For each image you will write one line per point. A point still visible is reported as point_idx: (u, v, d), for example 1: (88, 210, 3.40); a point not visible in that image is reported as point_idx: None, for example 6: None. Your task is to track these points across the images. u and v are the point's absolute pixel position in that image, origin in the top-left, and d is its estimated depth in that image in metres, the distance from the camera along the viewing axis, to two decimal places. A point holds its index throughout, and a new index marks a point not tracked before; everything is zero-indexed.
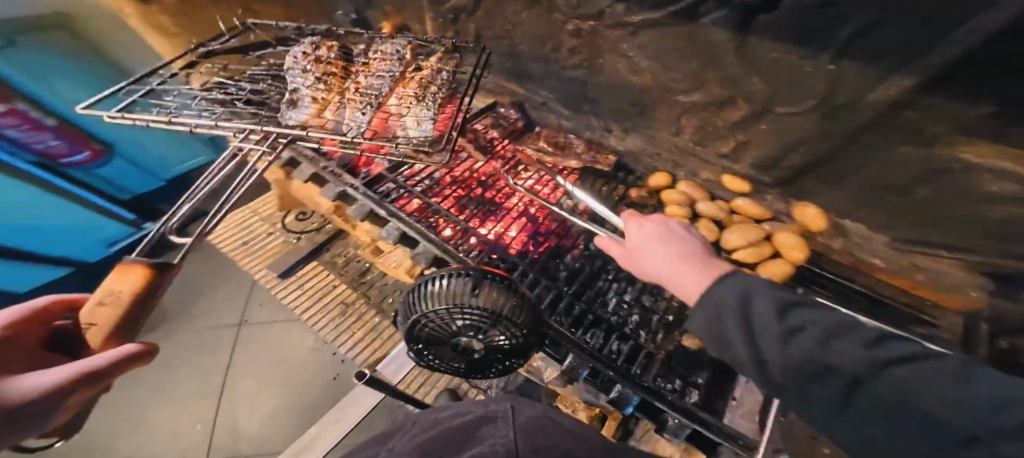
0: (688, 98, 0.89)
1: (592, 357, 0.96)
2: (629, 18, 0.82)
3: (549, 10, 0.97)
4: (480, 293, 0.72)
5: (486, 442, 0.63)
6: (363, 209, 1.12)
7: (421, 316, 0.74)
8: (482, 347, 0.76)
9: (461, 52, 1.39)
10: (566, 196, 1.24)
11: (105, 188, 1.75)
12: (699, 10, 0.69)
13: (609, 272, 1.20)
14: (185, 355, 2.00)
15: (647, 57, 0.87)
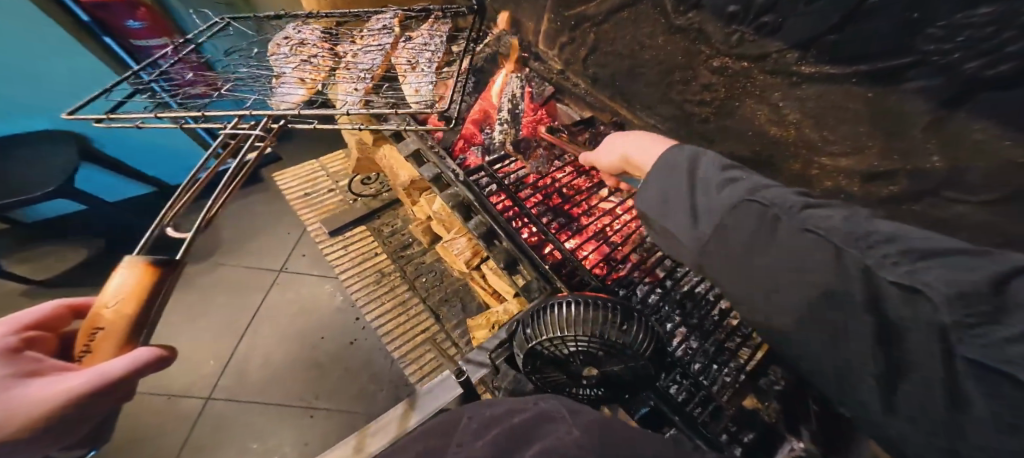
0: (834, 161, 0.83)
1: (659, 398, 0.87)
2: (799, 67, 0.77)
3: (696, 40, 0.94)
4: (630, 331, 0.70)
5: (551, 436, 0.52)
6: (456, 197, 1.15)
7: (555, 333, 0.71)
8: (595, 374, 0.73)
9: (569, 60, 1.40)
10: (648, 227, 1.20)
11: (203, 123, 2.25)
12: (902, 76, 0.64)
13: (686, 315, 1.08)
14: (219, 290, 2.06)
15: (802, 111, 0.83)
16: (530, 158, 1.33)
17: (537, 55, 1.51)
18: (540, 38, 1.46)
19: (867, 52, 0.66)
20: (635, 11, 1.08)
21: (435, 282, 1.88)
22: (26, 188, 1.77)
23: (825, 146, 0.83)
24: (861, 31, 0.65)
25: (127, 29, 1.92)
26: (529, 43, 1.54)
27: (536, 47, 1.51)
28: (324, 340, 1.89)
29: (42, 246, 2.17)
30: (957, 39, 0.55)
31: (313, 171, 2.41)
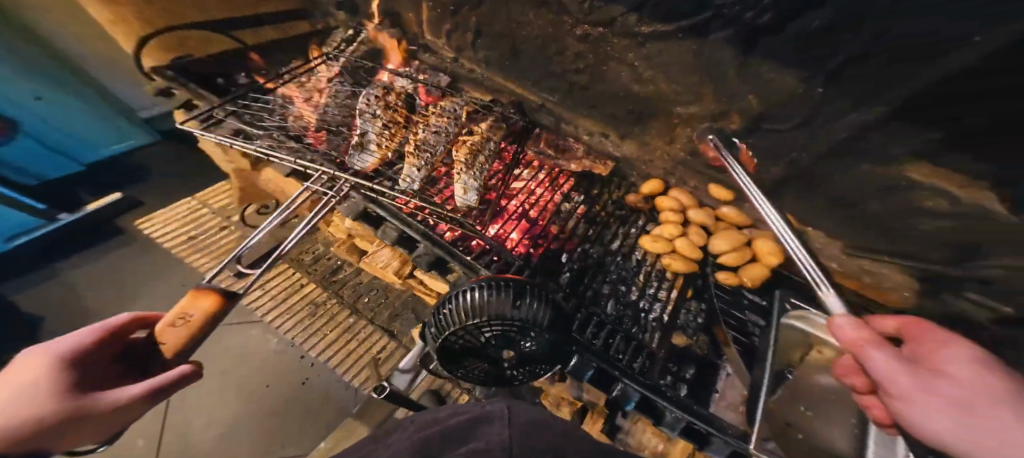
0: (686, 110, 0.96)
1: (597, 358, 0.95)
2: (639, 28, 0.86)
3: (559, 12, 1.00)
4: (522, 305, 0.71)
5: (483, 439, 0.64)
6: (356, 208, 1.10)
7: (454, 329, 0.72)
8: (513, 355, 0.77)
9: (459, 47, 1.41)
10: (562, 198, 1.26)
11: (19, 178, 1.79)
12: (706, 28, 0.75)
13: (605, 274, 1.16)
14: None
15: (652, 68, 0.93)
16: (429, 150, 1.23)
17: (425, 45, 1.51)
18: (424, 28, 1.46)
19: (682, 9, 0.76)
20: None
21: (380, 300, 1.82)
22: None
23: (676, 98, 0.95)
24: None
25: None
26: (413, 33, 1.53)
27: (422, 36, 1.51)
28: (268, 389, 1.71)
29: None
30: None
31: (186, 211, 1.90)
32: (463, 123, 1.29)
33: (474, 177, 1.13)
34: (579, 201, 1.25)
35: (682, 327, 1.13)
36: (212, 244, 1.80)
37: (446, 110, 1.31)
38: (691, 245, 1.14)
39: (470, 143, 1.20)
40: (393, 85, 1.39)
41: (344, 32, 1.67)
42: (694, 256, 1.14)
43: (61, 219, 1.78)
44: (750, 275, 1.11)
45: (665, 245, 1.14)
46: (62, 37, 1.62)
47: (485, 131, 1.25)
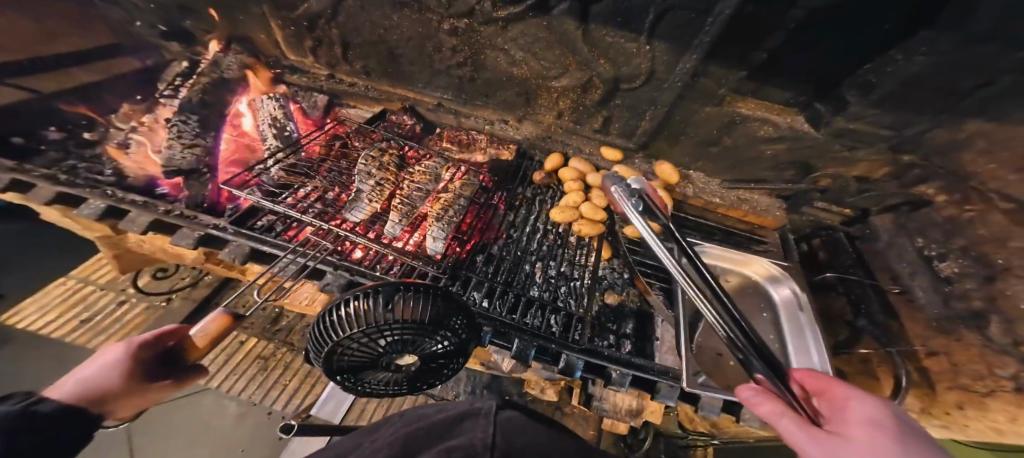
0: (559, 83, 1.05)
1: (536, 336, 1.01)
2: (497, 14, 0.94)
3: (423, 11, 1.06)
4: (395, 307, 0.74)
5: (470, 431, 0.66)
6: (240, 251, 1.02)
7: (336, 346, 0.73)
8: (415, 357, 0.81)
9: (330, 61, 1.43)
10: (487, 193, 1.32)
11: None
12: (550, 4, 0.85)
13: (527, 257, 1.22)
14: None
15: (521, 49, 1.01)
16: (318, 176, 1.22)
17: (291, 67, 1.52)
18: (284, 48, 1.46)
19: None
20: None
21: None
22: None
23: (548, 73, 1.04)
24: None
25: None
26: (273, 56, 1.52)
27: (287, 59, 1.51)
28: (246, 452, 1.43)
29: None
30: None
31: (67, 292, 1.65)
32: (355, 142, 1.35)
33: (361, 188, 1.16)
34: (496, 185, 1.33)
35: (611, 286, 1.28)
36: (114, 321, 1.60)
37: (365, 133, 1.37)
38: (595, 209, 1.26)
39: (384, 163, 1.26)
40: (272, 112, 1.38)
41: (182, 63, 1.62)
42: (598, 217, 1.26)
43: None
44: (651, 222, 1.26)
45: (572, 212, 1.25)
46: None
47: (381, 142, 1.33)
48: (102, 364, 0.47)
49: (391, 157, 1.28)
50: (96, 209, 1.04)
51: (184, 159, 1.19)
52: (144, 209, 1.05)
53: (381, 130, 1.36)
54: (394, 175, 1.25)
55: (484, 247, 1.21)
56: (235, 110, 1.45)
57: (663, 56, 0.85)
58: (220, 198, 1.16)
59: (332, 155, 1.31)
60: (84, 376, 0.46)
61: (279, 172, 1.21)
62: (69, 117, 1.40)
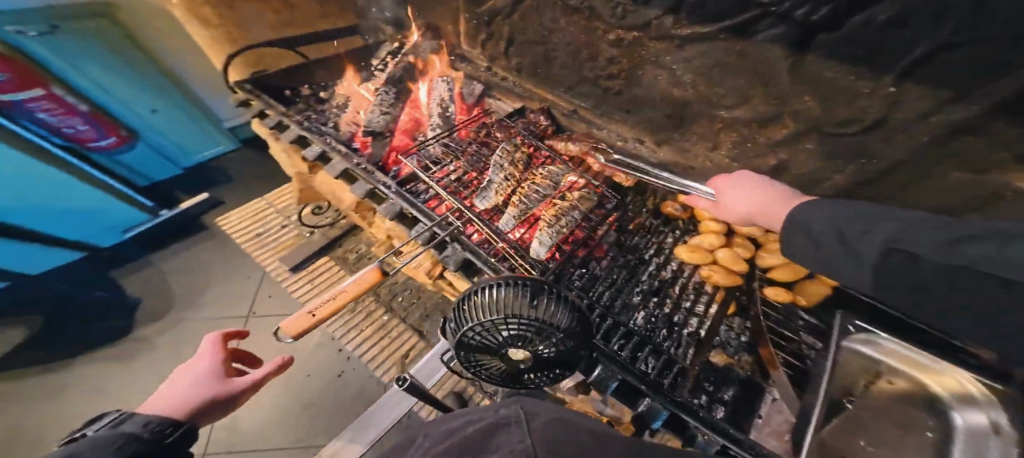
0: (732, 114, 0.88)
1: (624, 370, 0.89)
2: (677, 30, 0.82)
3: (591, 18, 1.00)
4: (538, 305, 0.72)
5: (505, 446, 0.48)
6: (393, 209, 1.14)
7: (472, 328, 0.73)
8: (529, 358, 0.75)
9: (493, 55, 1.49)
10: (605, 204, 1.22)
11: (133, 176, 2.10)
12: (754, 26, 0.69)
13: (637, 285, 1.11)
14: (182, 334, 1.82)
15: (692, 70, 0.86)
16: (462, 156, 1.28)
17: (462, 55, 1.61)
18: (462, 38, 1.57)
19: (724, 8, 0.71)
20: None
21: (412, 300, 1.92)
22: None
23: (721, 99, 0.87)
24: None
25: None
26: (452, 43, 1.64)
27: (459, 48, 1.61)
28: (309, 378, 1.80)
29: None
30: None
31: (258, 207, 2.21)
32: (495, 132, 1.36)
33: (494, 176, 1.19)
34: (613, 203, 1.22)
35: (722, 344, 1.05)
36: (273, 238, 2.07)
37: (501, 126, 1.36)
38: (736, 258, 1.11)
39: (517, 158, 1.25)
40: (441, 95, 1.50)
41: (391, 44, 1.79)
42: (741, 269, 1.10)
43: (161, 215, 2.08)
44: (806, 293, 1.05)
45: (705, 254, 1.13)
46: (190, 74, 2.12)
47: (515, 137, 1.32)
48: (190, 382, 0.70)
49: (518, 151, 1.27)
50: (318, 150, 1.29)
51: (379, 124, 1.41)
52: (343, 159, 1.24)
53: (515, 124, 1.36)
54: (519, 168, 1.25)
55: (588, 261, 1.12)
56: (417, 89, 1.60)
57: (914, 101, 0.60)
58: (387, 160, 1.30)
59: (479, 137, 1.35)
60: (180, 391, 0.68)
61: (438, 146, 1.30)
62: (317, 78, 1.70)
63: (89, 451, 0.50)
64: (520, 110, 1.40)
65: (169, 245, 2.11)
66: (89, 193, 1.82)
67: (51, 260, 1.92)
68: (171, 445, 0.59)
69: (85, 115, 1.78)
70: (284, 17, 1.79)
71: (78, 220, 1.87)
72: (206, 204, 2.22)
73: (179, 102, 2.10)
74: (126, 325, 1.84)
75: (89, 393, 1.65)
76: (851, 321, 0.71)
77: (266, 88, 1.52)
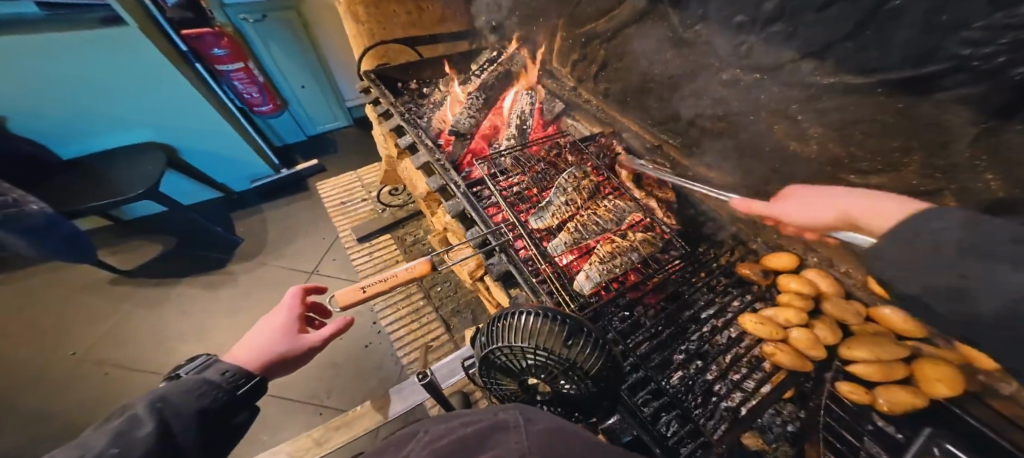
0: (866, 180, 0.72)
1: (641, 427, 0.77)
2: (815, 78, 0.71)
3: (704, 53, 0.91)
4: (573, 346, 0.56)
5: (498, 447, 0.42)
6: (457, 207, 1.14)
7: (494, 350, 0.60)
8: (549, 396, 0.61)
9: (581, 75, 1.45)
10: (670, 248, 1.08)
11: (271, 135, 2.69)
12: (934, 82, 0.55)
13: (682, 342, 0.94)
14: (265, 278, 2.12)
15: (822, 125, 0.74)
16: (529, 171, 1.24)
17: (551, 71, 1.60)
18: (554, 55, 1.54)
19: (890, 60, 0.59)
20: (642, 26, 1.08)
21: (449, 293, 1.94)
22: (119, 190, 1.82)
23: (854, 163, 0.72)
24: (882, 36, 0.58)
25: (211, 57, 2.01)
26: (544, 59, 1.62)
27: (550, 64, 1.60)
28: (342, 342, 1.82)
29: (131, 239, 2.28)
30: (999, 41, 0.46)
31: (350, 182, 2.62)
32: (565, 153, 1.30)
33: (554, 197, 1.11)
34: (679, 249, 1.06)
35: (760, 427, 0.95)
36: (353, 210, 2.43)
37: (574, 146, 1.30)
38: (813, 340, 0.86)
39: (584, 182, 1.17)
40: (522, 108, 1.50)
41: (489, 51, 1.82)
42: (813, 354, 0.85)
43: (281, 173, 2.57)
44: (888, 397, 0.78)
45: (770, 327, 0.89)
46: (337, 66, 2.72)
47: (585, 162, 1.25)
48: (264, 338, 0.72)
49: (578, 171, 1.19)
50: (408, 142, 1.37)
51: (465, 125, 1.44)
52: (427, 152, 1.30)
53: (591, 145, 1.29)
54: (585, 191, 1.16)
55: (636, 306, 1.00)
56: (504, 98, 1.63)
57: None
58: (460, 161, 1.34)
59: (551, 156, 1.31)
60: (254, 347, 0.70)
61: (509, 158, 1.27)
62: (425, 76, 1.81)
63: (176, 398, 0.56)
64: (600, 134, 1.33)
65: (276, 199, 2.53)
66: (230, 139, 2.25)
67: (197, 196, 2.41)
68: (243, 395, 0.63)
69: (260, 85, 2.28)
70: (412, 19, 1.90)
71: (227, 166, 2.37)
72: (313, 170, 2.67)
73: (327, 92, 2.75)
74: (225, 261, 2.18)
75: (181, 311, 1.97)
76: (936, 442, 0.72)
77: (384, 80, 1.69)
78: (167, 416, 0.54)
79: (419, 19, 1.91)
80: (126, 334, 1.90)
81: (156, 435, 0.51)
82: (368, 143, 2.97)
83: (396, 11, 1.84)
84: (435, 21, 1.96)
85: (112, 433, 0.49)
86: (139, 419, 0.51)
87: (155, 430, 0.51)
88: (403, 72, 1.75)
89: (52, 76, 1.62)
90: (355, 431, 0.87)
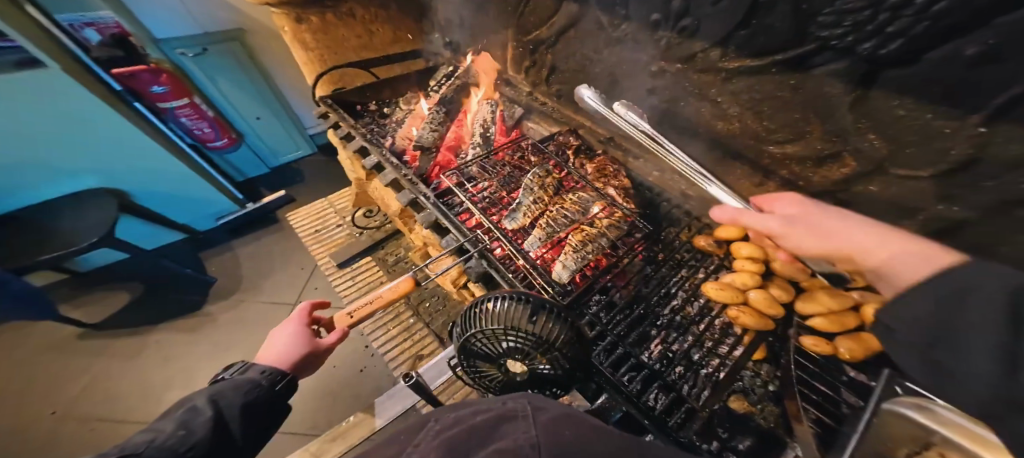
0: (782, 149, 0.82)
1: (628, 401, 0.83)
2: (724, 64, 0.80)
3: (634, 50, 1.00)
4: (538, 322, 0.62)
5: (506, 437, 0.46)
6: (429, 218, 1.18)
7: (472, 336, 0.65)
8: (527, 374, 0.66)
9: (535, 81, 1.52)
10: (636, 230, 1.14)
11: (230, 170, 2.64)
12: (812, 59, 0.65)
13: (656, 317, 1.01)
14: (247, 315, 2.08)
15: (739, 104, 0.83)
16: (496, 176, 1.30)
17: (507, 80, 1.67)
18: (508, 64, 1.62)
19: (777, 43, 0.68)
20: (579, 29, 1.17)
21: (438, 307, 1.96)
22: (72, 240, 1.75)
23: (770, 135, 0.82)
24: (766, 23, 0.68)
25: (151, 94, 1.97)
26: (499, 69, 1.69)
27: (505, 73, 1.67)
28: (335, 368, 1.82)
29: (93, 291, 2.18)
30: (845, 23, 0.57)
31: (323, 209, 2.60)
32: (529, 155, 1.36)
33: (523, 197, 1.17)
34: (642, 231, 1.13)
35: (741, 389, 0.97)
36: (330, 237, 2.41)
37: (536, 148, 1.36)
38: (771, 301, 0.94)
39: (548, 179, 1.23)
40: (484, 117, 1.56)
41: (446, 66, 1.88)
42: (772, 313, 0.93)
43: (248, 207, 2.52)
44: (847, 345, 0.84)
45: (733, 293, 0.97)
46: (293, 94, 2.69)
47: (548, 161, 1.32)
48: (285, 340, 0.76)
49: (541, 169, 1.26)
50: (373, 161, 1.40)
51: (428, 139, 1.48)
52: (393, 170, 1.34)
53: (552, 145, 1.36)
54: (549, 187, 1.22)
55: (610, 289, 1.07)
56: (465, 109, 1.69)
57: (1005, 143, 0.50)
58: (427, 174, 1.38)
59: (515, 159, 1.37)
60: (278, 350, 0.75)
61: (476, 165, 1.33)
62: (384, 96, 1.84)
63: (227, 394, 0.65)
64: (558, 133, 1.40)
65: (247, 234, 2.48)
66: (184, 178, 2.19)
67: (160, 238, 2.34)
68: (280, 391, 0.70)
69: (210, 119, 2.26)
70: (364, 42, 1.93)
71: (188, 205, 2.31)
72: (283, 200, 2.63)
73: (286, 120, 2.72)
74: (202, 302, 2.13)
75: (158, 360, 1.90)
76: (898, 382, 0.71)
77: (342, 103, 1.71)
78: (221, 407, 0.63)
79: (371, 41, 1.95)
80: (99, 391, 1.82)
81: (213, 421, 0.61)
82: (337, 168, 2.95)
83: (347, 35, 1.86)
84: (388, 42, 2.00)
85: (178, 419, 0.59)
86: (198, 410, 0.61)
87: (212, 417, 0.61)
88: (360, 94, 1.77)
89: None
90: (350, 441, 0.90)
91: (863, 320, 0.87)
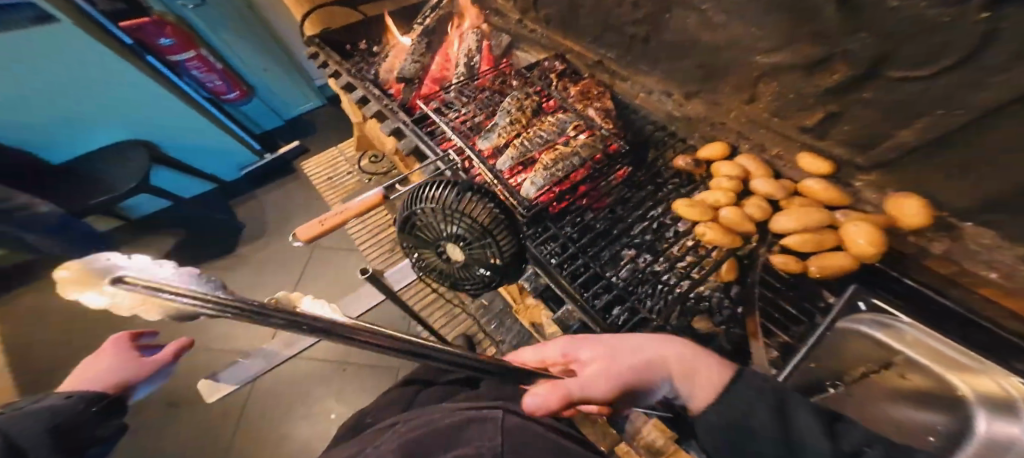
0: (771, 60, 0.73)
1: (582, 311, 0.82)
2: None
3: None
4: (462, 201, 0.66)
5: (470, 443, 0.49)
6: (409, 145, 1.18)
7: (409, 218, 0.71)
8: (463, 257, 0.71)
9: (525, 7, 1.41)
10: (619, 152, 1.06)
11: (248, 122, 2.68)
12: None
13: (628, 236, 0.96)
14: (273, 258, 2.25)
15: (724, 10, 0.74)
16: (475, 101, 1.26)
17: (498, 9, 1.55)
18: None
19: None
20: None
21: None
22: (111, 186, 1.92)
23: (756, 43, 0.73)
24: None
25: (159, 47, 1.95)
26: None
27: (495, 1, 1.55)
28: None
29: (141, 237, 2.41)
30: None
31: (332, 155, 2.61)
32: (511, 80, 1.30)
33: (498, 119, 1.14)
34: (622, 153, 1.06)
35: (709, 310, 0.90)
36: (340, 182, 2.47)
37: (520, 73, 1.29)
38: (742, 217, 0.85)
39: (526, 102, 1.18)
40: (470, 45, 1.47)
41: None
42: (741, 229, 0.85)
43: (266, 157, 2.59)
44: (820, 263, 0.78)
45: (701, 208, 0.89)
46: (291, 39, 2.57)
47: (531, 86, 1.25)
48: (110, 367, 0.70)
49: (520, 93, 1.20)
50: (359, 95, 1.38)
51: (410, 70, 1.44)
52: (375, 102, 1.32)
53: (537, 71, 1.28)
54: (527, 110, 1.17)
55: (585, 211, 1.01)
56: (451, 38, 1.59)
57: (1011, 27, 0.43)
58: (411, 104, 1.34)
59: (498, 86, 1.30)
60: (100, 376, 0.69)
61: (457, 92, 1.28)
62: (373, 36, 1.78)
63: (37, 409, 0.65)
64: (545, 60, 1.31)
65: (268, 184, 2.60)
66: (205, 127, 2.26)
67: (191, 188, 2.49)
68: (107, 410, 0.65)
69: (220, 72, 2.22)
70: None
71: (212, 156, 2.42)
72: (296, 150, 2.70)
73: (290, 70, 2.67)
74: (233, 245, 2.31)
75: None
76: (863, 297, 0.72)
77: (329, 43, 1.66)
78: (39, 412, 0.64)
79: None
80: (153, 321, 2.05)
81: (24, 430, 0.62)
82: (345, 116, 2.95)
83: None
84: None
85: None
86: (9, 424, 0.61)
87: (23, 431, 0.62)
88: (347, 34, 1.71)
89: (21, 84, 1.65)
90: None
91: (842, 240, 0.78)
